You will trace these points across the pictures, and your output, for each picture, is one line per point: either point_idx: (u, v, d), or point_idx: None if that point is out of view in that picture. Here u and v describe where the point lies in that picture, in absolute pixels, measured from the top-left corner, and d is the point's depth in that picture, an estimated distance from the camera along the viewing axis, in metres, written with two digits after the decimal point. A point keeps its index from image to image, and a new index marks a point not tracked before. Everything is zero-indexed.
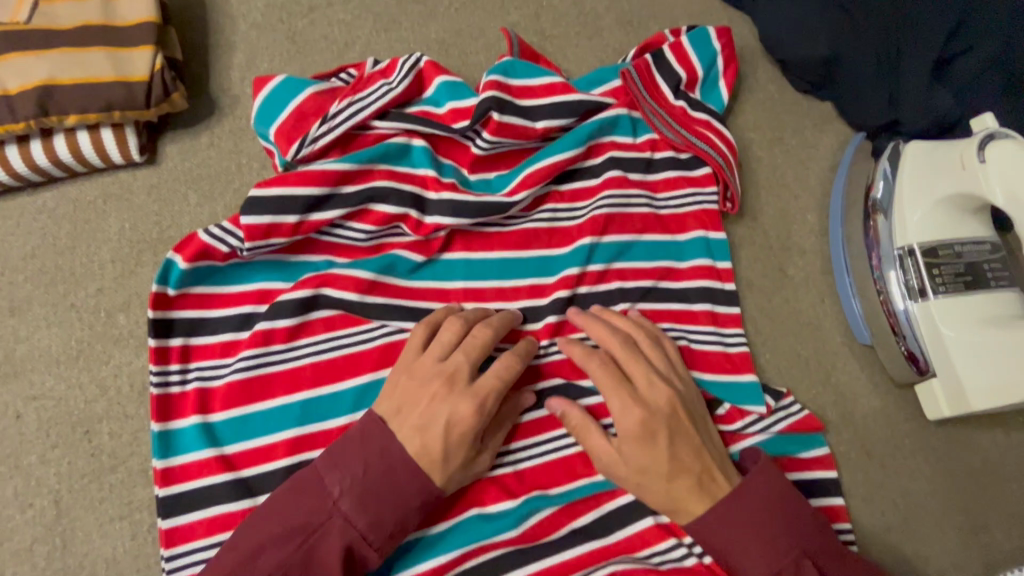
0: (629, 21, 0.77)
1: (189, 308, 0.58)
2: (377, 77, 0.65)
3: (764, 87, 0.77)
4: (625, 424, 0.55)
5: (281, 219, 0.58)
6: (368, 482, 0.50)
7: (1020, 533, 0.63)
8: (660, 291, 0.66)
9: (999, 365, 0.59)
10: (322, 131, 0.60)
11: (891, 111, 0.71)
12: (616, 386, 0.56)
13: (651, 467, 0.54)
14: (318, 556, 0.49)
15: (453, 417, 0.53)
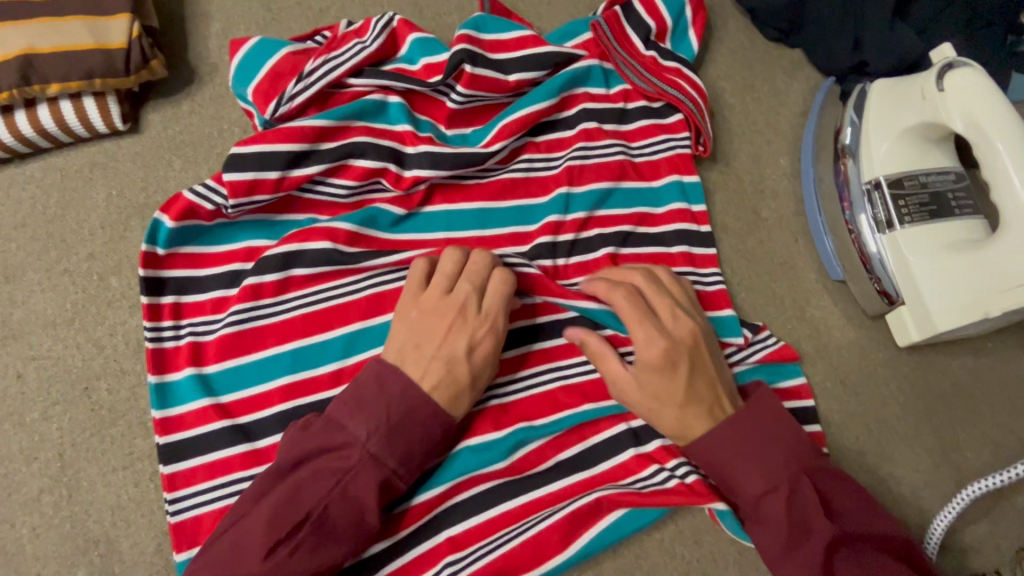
0: None
1: (178, 267, 0.60)
2: (352, 37, 0.66)
3: (734, 36, 0.78)
4: (648, 353, 0.56)
5: (263, 174, 0.59)
6: (393, 423, 0.51)
7: (990, 451, 0.66)
8: (639, 236, 0.68)
9: (962, 287, 0.61)
10: (299, 88, 0.62)
11: (857, 53, 0.72)
12: (641, 319, 0.57)
13: (666, 393, 0.56)
14: (355, 493, 0.50)
15: (473, 341, 0.56)
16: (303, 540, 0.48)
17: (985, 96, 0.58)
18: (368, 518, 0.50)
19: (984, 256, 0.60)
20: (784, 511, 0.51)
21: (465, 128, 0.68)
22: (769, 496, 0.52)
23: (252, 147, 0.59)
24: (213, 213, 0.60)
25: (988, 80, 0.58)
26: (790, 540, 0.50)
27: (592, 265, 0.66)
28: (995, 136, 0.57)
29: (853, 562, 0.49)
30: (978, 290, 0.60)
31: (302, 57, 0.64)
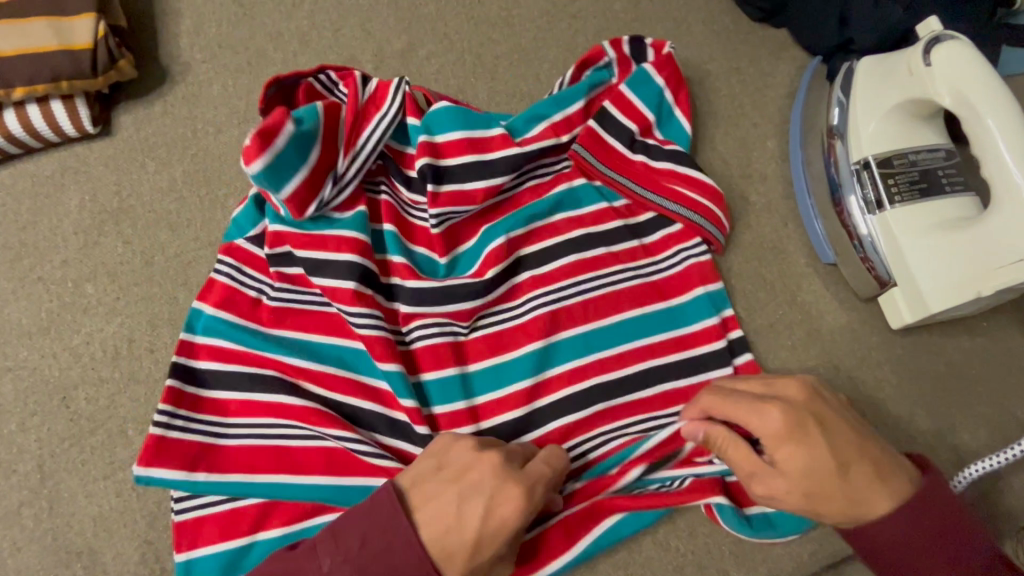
0: None
1: (203, 358, 0.58)
2: (371, 109, 0.64)
3: (716, 18, 0.77)
4: (773, 438, 0.50)
5: (296, 269, 0.62)
6: (362, 558, 0.46)
7: (987, 431, 0.65)
8: (661, 368, 0.63)
9: (955, 266, 0.59)
10: (333, 193, 0.61)
11: (843, 30, 0.71)
12: (734, 402, 0.53)
13: (822, 475, 0.49)
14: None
15: (491, 502, 0.48)
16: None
17: (972, 70, 0.57)
18: None
19: (974, 233, 0.58)
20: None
21: (452, 252, 0.65)
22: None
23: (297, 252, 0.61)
24: (251, 299, 0.61)
25: (973, 53, 0.57)
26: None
27: (613, 415, 0.61)
28: (985, 113, 0.56)
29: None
30: (970, 269, 0.58)
31: (331, 142, 0.61)
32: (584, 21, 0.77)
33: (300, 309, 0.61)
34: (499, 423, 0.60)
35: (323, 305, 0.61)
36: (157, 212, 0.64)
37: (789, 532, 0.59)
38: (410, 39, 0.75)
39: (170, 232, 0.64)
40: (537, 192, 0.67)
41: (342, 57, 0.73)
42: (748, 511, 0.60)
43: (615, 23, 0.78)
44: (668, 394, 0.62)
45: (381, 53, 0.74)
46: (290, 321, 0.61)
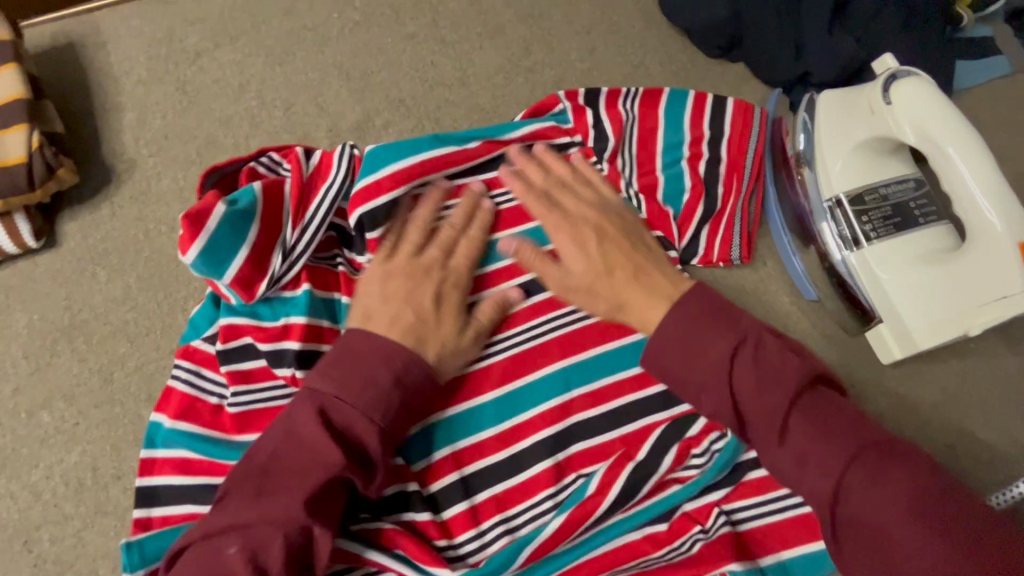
0: (529, 15, 0.78)
1: (167, 474, 0.55)
2: (317, 180, 0.62)
3: (674, 58, 0.78)
4: (561, 241, 0.61)
5: (252, 364, 0.58)
6: (334, 356, 0.52)
7: (992, 459, 0.64)
8: (640, 404, 0.62)
9: (939, 300, 0.58)
10: (284, 267, 0.58)
11: (799, 63, 0.71)
12: (549, 211, 0.62)
13: (596, 270, 0.59)
14: (306, 437, 0.49)
15: (440, 293, 0.59)
16: (267, 495, 0.47)
17: (931, 104, 0.57)
18: (326, 454, 0.48)
19: (953, 268, 0.58)
20: (761, 381, 0.47)
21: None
22: (737, 363, 0.48)
23: (259, 345, 0.57)
24: (212, 405, 0.58)
25: (931, 91, 0.57)
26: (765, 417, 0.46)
27: (598, 453, 0.60)
28: (947, 142, 0.56)
29: (815, 424, 0.45)
30: (951, 302, 0.58)
31: (272, 220, 0.58)
32: (540, 73, 0.76)
33: (262, 408, 0.58)
34: (483, 467, 0.59)
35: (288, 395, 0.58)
36: (112, 324, 0.60)
37: None
38: (364, 108, 0.72)
39: (129, 344, 0.60)
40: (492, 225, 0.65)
41: (295, 134, 0.71)
42: (764, 563, 0.58)
43: (572, 72, 0.77)
44: (646, 429, 0.61)
45: (336, 127, 0.71)
46: (254, 422, 0.57)
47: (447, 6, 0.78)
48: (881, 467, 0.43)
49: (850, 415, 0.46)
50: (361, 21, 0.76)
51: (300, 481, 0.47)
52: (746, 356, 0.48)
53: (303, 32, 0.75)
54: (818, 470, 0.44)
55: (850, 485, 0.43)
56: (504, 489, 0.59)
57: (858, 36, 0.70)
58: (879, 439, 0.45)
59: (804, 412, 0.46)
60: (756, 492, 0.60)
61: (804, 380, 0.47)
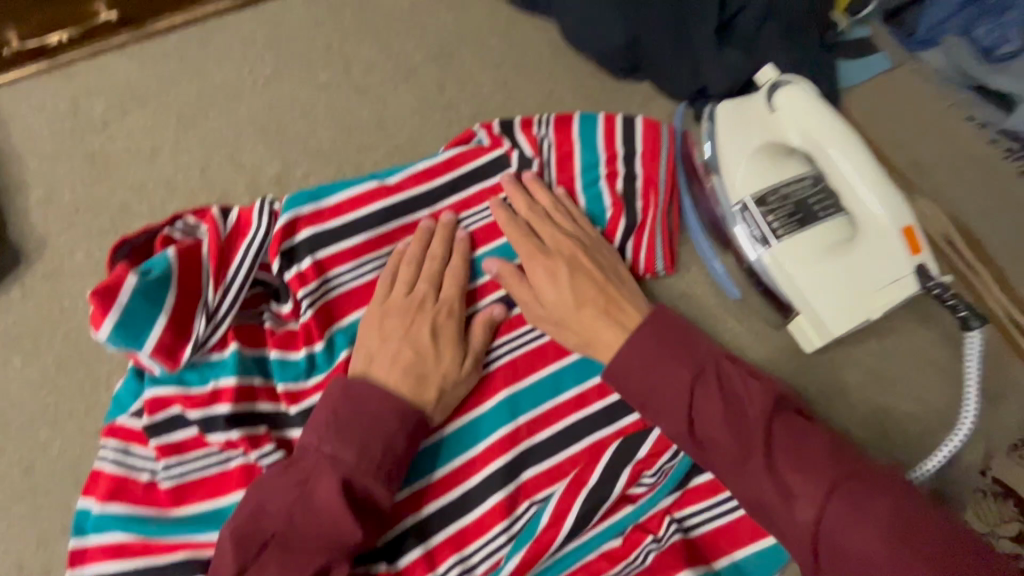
0: (440, 56, 0.81)
1: (100, 562, 0.52)
2: (237, 237, 0.61)
3: (584, 83, 0.81)
4: (538, 279, 0.63)
5: (182, 434, 0.56)
6: (341, 421, 0.54)
7: (917, 428, 0.68)
8: (583, 422, 0.63)
9: (844, 290, 0.62)
10: (209, 330, 0.57)
11: (696, 79, 0.76)
12: (525, 239, 0.66)
13: (568, 305, 0.62)
14: (324, 503, 0.51)
15: (435, 326, 0.61)
16: (289, 565, 0.50)
17: (811, 109, 0.62)
18: (345, 525, 0.50)
19: (854, 257, 0.61)
20: (727, 416, 0.52)
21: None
22: (696, 400, 0.54)
23: (189, 413, 0.56)
24: (144, 482, 0.56)
25: (807, 95, 0.62)
26: (733, 454, 0.52)
27: (551, 475, 0.61)
28: (827, 145, 0.60)
29: (791, 455, 0.51)
30: (857, 289, 0.61)
31: (191, 283, 0.57)
32: (457, 109, 0.78)
33: (199, 477, 0.56)
34: (437, 508, 0.59)
35: (224, 460, 0.57)
36: (30, 410, 0.58)
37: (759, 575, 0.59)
38: (284, 160, 0.73)
39: (50, 430, 0.58)
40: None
41: (214, 193, 0.70)
42: (717, 565, 0.60)
43: (486, 105, 0.79)
44: (595, 446, 0.62)
45: (256, 182, 0.71)
46: (192, 492, 0.56)
47: (359, 53, 0.79)
48: (857, 501, 0.47)
49: (822, 441, 0.51)
50: (273, 76, 0.77)
51: (321, 548, 0.50)
52: (704, 391, 0.54)
53: (214, 91, 0.75)
54: (797, 504, 0.49)
55: (828, 514, 0.48)
56: (457, 528, 0.59)
57: (747, 48, 0.75)
58: (849, 466, 0.50)
59: (777, 443, 0.51)
60: (707, 494, 0.61)
61: (771, 408, 0.53)
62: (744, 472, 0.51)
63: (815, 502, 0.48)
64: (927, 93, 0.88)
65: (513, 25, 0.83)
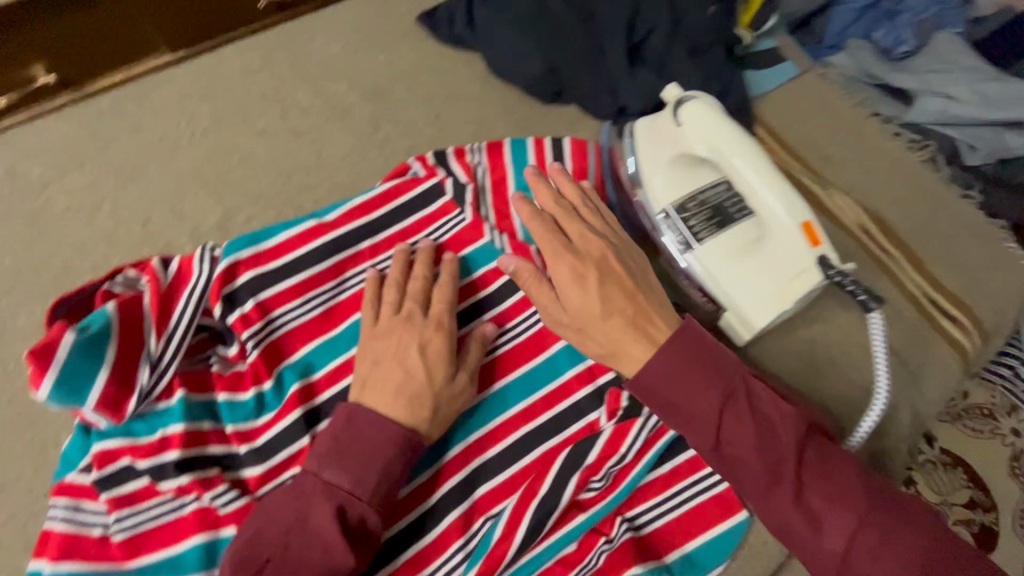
0: (373, 94, 0.85)
1: None
2: (178, 285, 0.62)
3: (513, 110, 0.86)
4: (564, 287, 0.63)
5: (134, 485, 0.57)
6: (341, 447, 0.56)
7: (848, 409, 0.72)
8: (531, 434, 0.65)
9: (763, 285, 0.66)
10: (153, 380, 0.58)
11: (614, 99, 0.81)
12: (551, 243, 0.65)
13: (594, 315, 0.62)
14: (321, 528, 0.54)
15: (424, 343, 0.62)
16: None
17: (713, 122, 0.68)
18: (339, 550, 0.53)
19: (764, 253, 0.66)
20: (758, 441, 0.56)
21: (312, 402, 0.63)
22: (725, 423, 0.57)
23: (139, 463, 0.57)
24: (98, 537, 0.56)
25: (709, 109, 0.68)
26: (766, 477, 0.56)
27: (503, 489, 0.63)
28: (731, 155, 0.67)
29: (821, 484, 0.55)
30: (768, 282, 0.66)
31: (131, 335, 0.58)
32: (392, 144, 0.82)
33: (153, 527, 0.56)
34: (396, 532, 0.61)
35: (178, 507, 0.57)
36: None
37: (711, 564, 0.62)
38: (225, 207, 0.75)
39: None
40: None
41: (157, 245, 0.72)
42: (669, 559, 0.62)
43: (421, 138, 0.83)
44: (545, 457, 0.64)
45: (198, 230, 0.73)
46: (147, 543, 0.56)
47: (293, 98, 0.83)
48: (884, 535, 0.53)
49: (849, 470, 0.56)
50: (210, 126, 0.79)
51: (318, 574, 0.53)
52: (733, 414, 0.57)
53: (152, 146, 0.77)
54: (827, 532, 0.54)
55: (854, 544, 0.53)
56: (416, 550, 0.60)
57: (657, 68, 0.80)
58: (877, 498, 0.54)
59: (807, 471, 0.56)
60: (656, 492, 0.64)
61: (805, 437, 0.57)
62: (774, 496, 0.56)
63: (845, 533, 0.53)
64: (834, 94, 0.95)
65: (441, 61, 0.88)
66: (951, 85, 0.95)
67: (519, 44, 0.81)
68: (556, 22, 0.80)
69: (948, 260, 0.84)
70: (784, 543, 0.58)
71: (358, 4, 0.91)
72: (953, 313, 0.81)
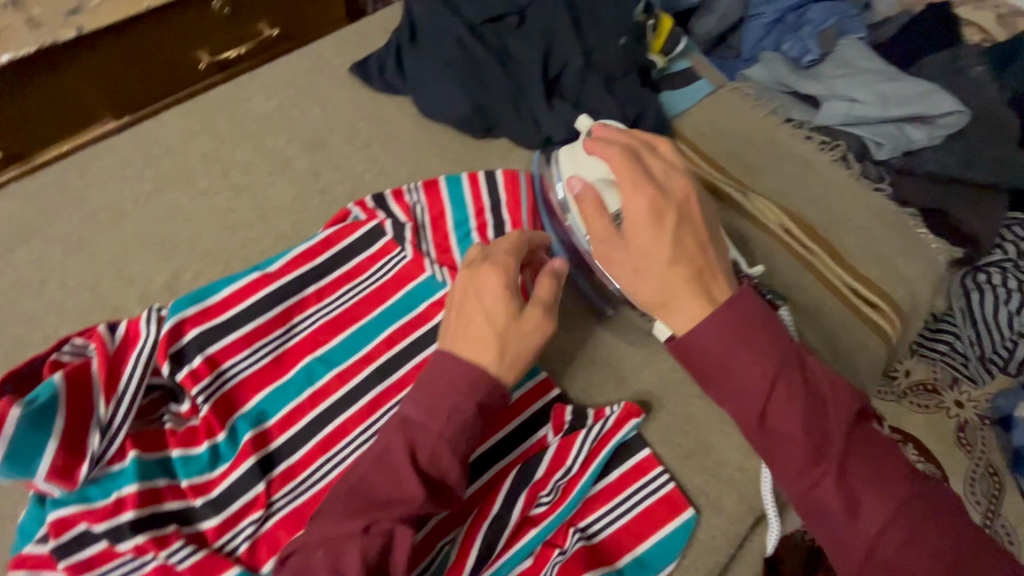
0: (311, 146, 0.88)
1: None
2: (125, 350, 0.65)
3: (447, 148, 0.90)
4: (642, 226, 0.61)
5: (91, 550, 0.58)
6: (422, 385, 0.61)
7: None
8: (482, 457, 0.68)
9: None
10: (104, 444, 0.60)
11: (539, 131, 0.86)
12: (630, 175, 0.63)
13: (662, 259, 0.60)
14: (395, 464, 0.57)
15: (501, 285, 0.64)
16: (367, 517, 0.56)
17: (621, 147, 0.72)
18: (410, 483, 0.56)
19: None
20: (808, 414, 0.54)
21: (265, 449, 0.65)
22: (774, 394, 0.55)
23: (95, 527, 0.58)
24: None
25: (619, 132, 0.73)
26: (810, 452, 0.54)
27: (459, 513, 0.65)
28: None
29: (863, 468, 0.54)
30: None
31: (81, 402, 0.60)
32: (333, 191, 0.85)
33: None
34: None
35: (136, 568, 0.58)
36: None
37: (662, 564, 0.65)
38: (172, 267, 0.77)
39: None
40: (319, 339, 0.72)
41: (106, 310, 0.73)
42: (622, 564, 0.64)
43: (360, 183, 0.87)
44: (497, 477, 0.67)
45: (146, 291, 0.75)
46: None
47: (234, 156, 0.86)
48: (919, 528, 0.51)
49: (891, 460, 0.55)
50: (153, 191, 0.82)
51: (393, 504, 0.56)
52: (784, 385, 0.55)
53: (97, 214, 0.79)
54: (864, 515, 0.52)
55: (888, 533, 0.51)
56: None
57: (575, 100, 0.86)
58: (917, 490, 0.53)
59: (851, 455, 0.54)
60: (606, 499, 0.67)
61: (852, 420, 0.55)
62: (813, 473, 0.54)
63: (884, 518, 0.52)
64: (748, 106, 1.01)
65: (375, 108, 0.92)
66: (854, 89, 1.03)
67: (445, 88, 0.86)
68: (478, 65, 0.86)
69: (864, 250, 0.90)
70: (808, 525, 0.56)
71: (291, 60, 0.96)
72: (876, 301, 0.85)
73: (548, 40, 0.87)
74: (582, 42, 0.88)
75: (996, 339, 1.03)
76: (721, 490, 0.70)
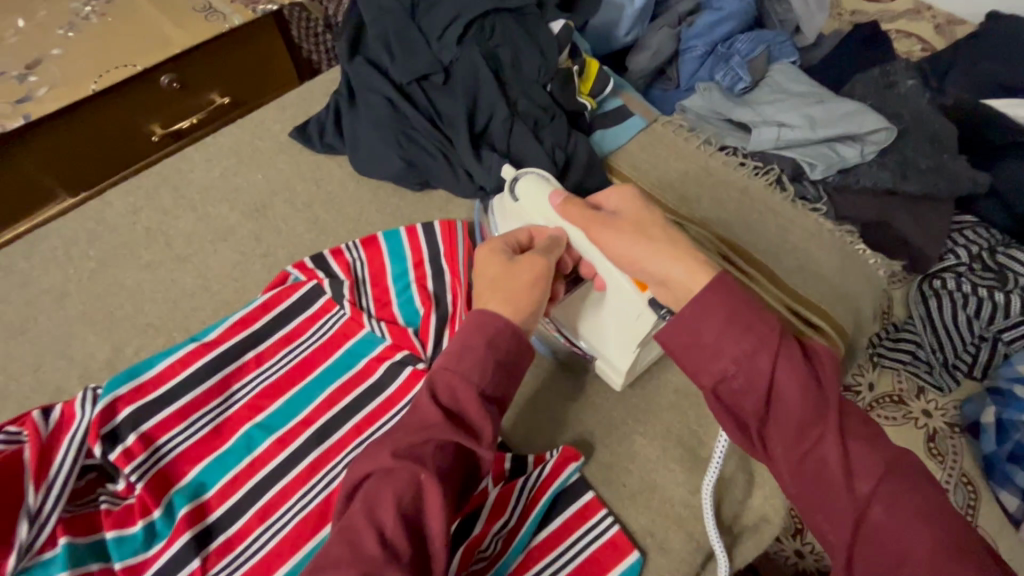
0: (253, 212, 0.91)
1: None
2: (58, 433, 0.66)
3: (387, 202, 0.92)
4: (632, 206, 0.70)
5: None
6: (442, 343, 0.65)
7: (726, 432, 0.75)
8: None
9: (614, 334, 0.72)
10: (34, 532, 0.60)
11: (471, 181, 0.89)
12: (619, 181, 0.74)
13: (658, 223, 0.67)
14: (420, 406, 0.60)
15: (503, 253, 0.69)
16: (399, 455, 0.57)
17: (541, 194, 0.75)
18: (431, 422, 0.58)
19: (608, 308, 0.71)
20: (807, 384, 0.54)
21: (204, 522, 0.65)
22: (771, 365, 0.54)
23: None
24: None
25: (540, 182, 0.76)
26: (803, 420, 0.53)
27: None
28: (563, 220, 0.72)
29: (855, 432, 0.53)
30: (619, 335, 0.71)
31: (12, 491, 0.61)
32: (274, 255, 0.87)
33: None
34: None
35: None
36: None
37: None
38: (114, 344, 0.78)
39: None
40: (257, 405, 0.72)
41: (47, 392, 0.74)
42: None
43: (300, 244, 0.88)
44: None
45: (88, 370, 0.76)
46: None
47: (177, 228, 0.88)
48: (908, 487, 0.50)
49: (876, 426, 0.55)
50: (97, 268, 0.84)
51: (422, 443, 0.57)
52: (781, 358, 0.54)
53: (40, 297, 0.81)
54: (855, 478, 0.52)
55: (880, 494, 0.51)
56: None
57: (504, 151, 0.89)
58: (901, 454, 0.53)
59: (844, 419, 0.54)
60: (549, 549, 0.66)
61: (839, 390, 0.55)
62: (805, 440, 0.53)
63: (872, 479, 0.51)
64: (681, 139, 1.04)
65: (316, 169, 0.95)
66: (780, 114, 1.06)
67: (380, 147, 0.89)
68: (409, 124, 0.90)
69: (803, 271, 0.91)
70: (800, 499, 0.54)
71: (234, 130, 0.99)
72: (815, 322, 0.84)
73: (473, 95, 0.90)
74: (507, 94, 0.91)
75: (953, 342, 1.03)
76: (667, 530, 0.69)
